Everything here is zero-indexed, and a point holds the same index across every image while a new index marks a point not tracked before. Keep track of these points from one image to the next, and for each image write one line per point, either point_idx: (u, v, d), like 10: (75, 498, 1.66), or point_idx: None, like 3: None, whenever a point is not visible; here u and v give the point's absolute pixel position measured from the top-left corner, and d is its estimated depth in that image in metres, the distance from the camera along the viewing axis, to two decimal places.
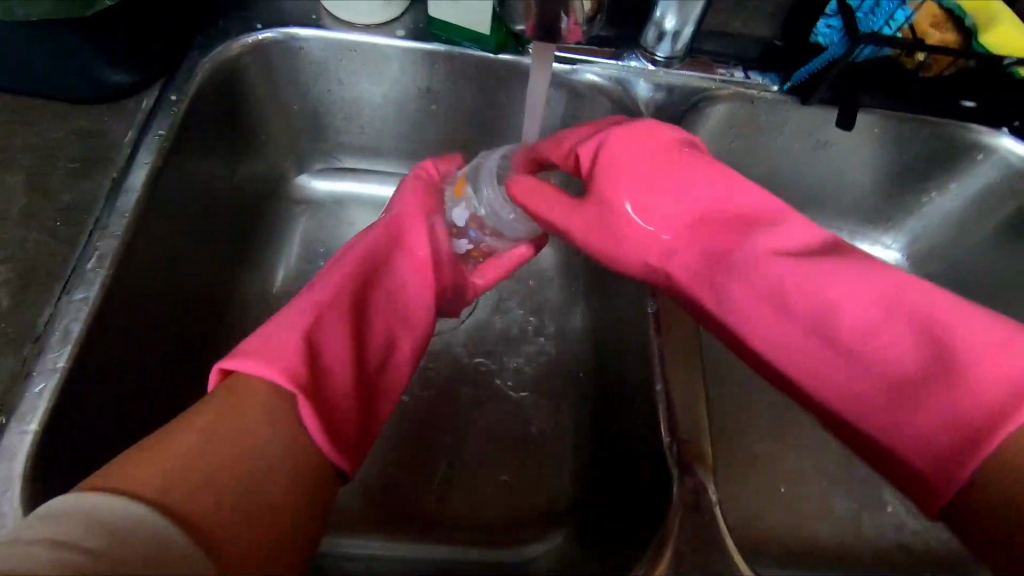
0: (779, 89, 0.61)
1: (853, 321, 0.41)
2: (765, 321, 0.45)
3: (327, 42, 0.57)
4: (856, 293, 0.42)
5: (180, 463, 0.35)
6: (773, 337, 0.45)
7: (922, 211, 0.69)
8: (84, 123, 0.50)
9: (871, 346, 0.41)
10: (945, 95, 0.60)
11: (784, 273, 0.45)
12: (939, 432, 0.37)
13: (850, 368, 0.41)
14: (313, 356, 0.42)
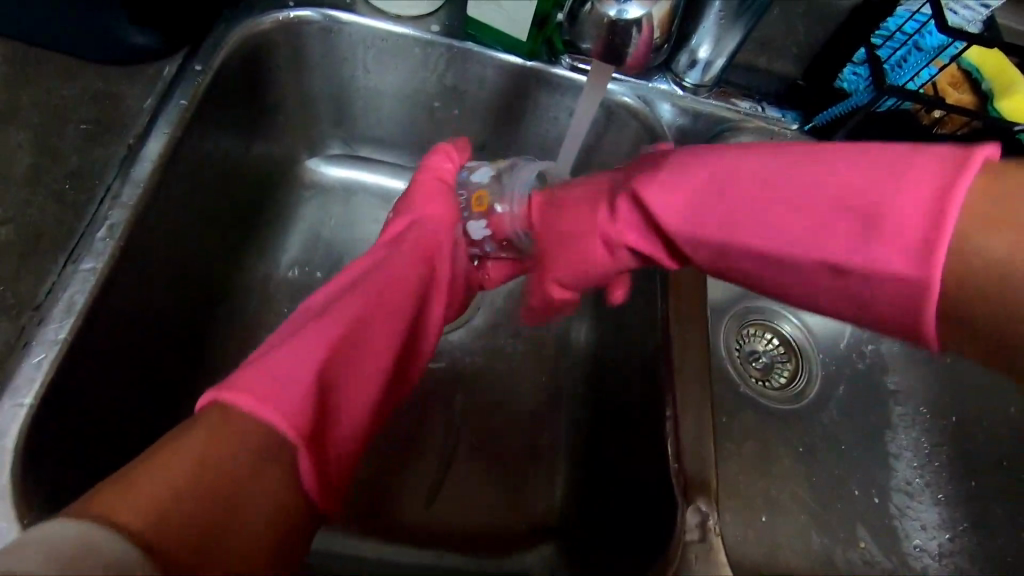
0: (798, 128, 0.62)
1: (769, 208, 0.36)
2: (696, 230, 0.39)
3: (359, 28, 0.56)
4: (752, 185, 0.37)
5: (170, 498, 0.31)
6: (699, 245, 0.40)
7: None
8: (100, 84, 0.47)
9: (794, 216, 0.35)
10: None
11: (698, 205, 0.39)
12: (896, 282, 0.32)
13: (787, 248, 0.35)
14: (318, 409, 0.38)
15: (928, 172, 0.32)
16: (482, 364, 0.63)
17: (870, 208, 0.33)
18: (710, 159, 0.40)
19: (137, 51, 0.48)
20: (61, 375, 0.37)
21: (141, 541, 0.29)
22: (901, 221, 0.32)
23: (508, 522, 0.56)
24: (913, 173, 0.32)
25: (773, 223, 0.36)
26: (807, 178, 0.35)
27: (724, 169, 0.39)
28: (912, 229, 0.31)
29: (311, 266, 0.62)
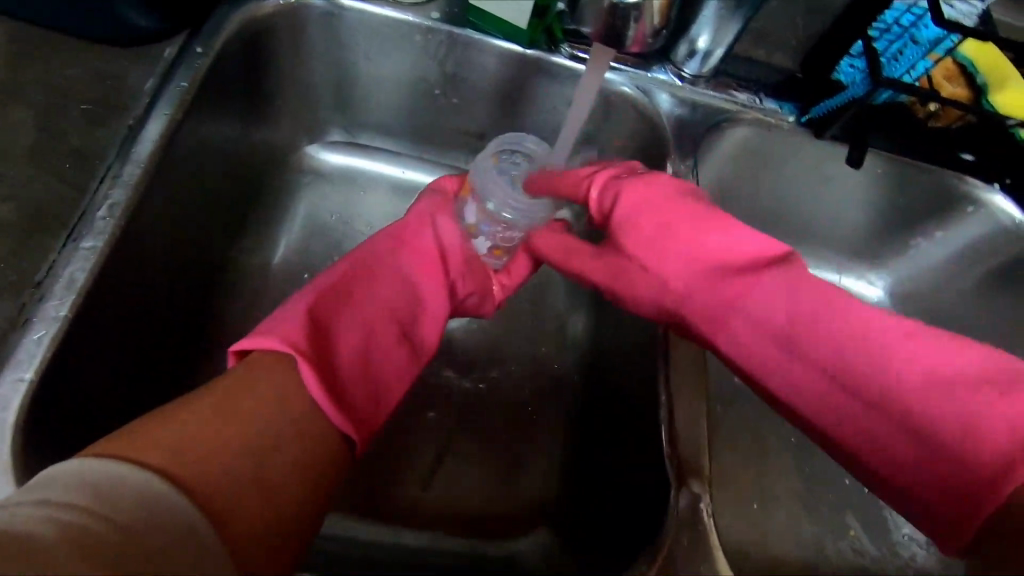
0: (795, 120, 0.63)
1: (752, 311, 0.44)
2: (767, 359, 0.43)
3: (359, 14, 0.56)
4: (803, 323, 0.42)
5: (193, 441, 0.37)
6: (760, 363, 0.44)
7: (910, 254, 0.73)
8: (100, 64, 0.48)
9: (885, 381, 0.39)
10: (946, 146, 0.64)
11: (779, 323, 0.43)
12: (948, 434, 0.36)
13: (868, 408, 0.39)
14: (314, 338, 0.46)
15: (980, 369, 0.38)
16: (479, 353, 0.63)
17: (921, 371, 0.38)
18: (729, 268, 0.47)
19: (138, 32, 0.48)
20: (62, 351, 0.38)
21: (167, 471, 0.34)
22: (918, 377, 0.38)
23: (502, 508, 0.57)
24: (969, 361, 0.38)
25: (821, 351, 0.41)
26: (848, 319, 0.41)
27: (766, 286, 0.44)
28: (993, 425, 0.35)
29: (309, 252, 0.63)
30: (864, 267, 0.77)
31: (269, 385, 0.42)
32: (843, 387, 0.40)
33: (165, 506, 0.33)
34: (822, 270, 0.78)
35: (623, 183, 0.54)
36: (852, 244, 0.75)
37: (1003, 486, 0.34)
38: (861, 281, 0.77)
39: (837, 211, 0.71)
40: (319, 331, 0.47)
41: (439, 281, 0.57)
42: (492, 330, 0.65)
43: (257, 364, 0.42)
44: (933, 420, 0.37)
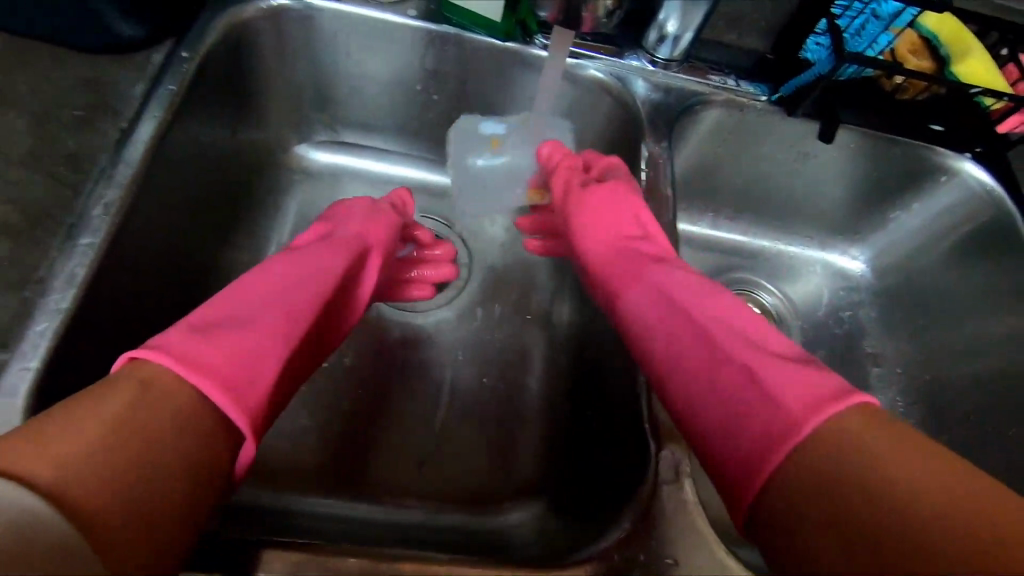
0: (766, 99, 0.64)
1: (663, 284, 0.47)
2: (662, 316, 0.45)
3: (338, 14, 0.58)
4: (697, 292, 0.45)
5: (84, 451, 0.30)
6: (657, 319, 0.45)
7: (889, 227, 0.75)
8: (93, 71, 0.50)
9: (750, 345, 0.40)
10: (916, 119, 0.65)
11: (660, 308, 0.46)
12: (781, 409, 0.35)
13: (731, 365, 0.39)
14: (248, 373, 0.37)
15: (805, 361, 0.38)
16: (469, 339, 0.66)
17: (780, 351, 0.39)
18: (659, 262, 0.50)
19: (127, 41, 0.50)
20: (65, 341, 0.40)
21: (51, 491, 0.28)
22: (778, 359, 0.38)
23: (496, 485, 0.59)
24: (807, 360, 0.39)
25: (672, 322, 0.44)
26: (729, 313, 0.42)
27: (654, 274, 0.48)
28: (783, 400, 0.35)
29: None
30: (845, 242, 0.79)
31: (166, 397, 0.33)
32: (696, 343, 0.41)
33: (38, 538, 0.26)
34: (801, 248, 0.81)
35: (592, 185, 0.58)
36: (832, 219, 0.77)
37: (789, 452, 0.33)
38: (842, 256, 0.80)
39: (814, 188, 0.73)
40: (215, 336, 0.38)
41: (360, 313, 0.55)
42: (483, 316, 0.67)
43: (144, 373, 0.34)
44: (713, 409, 0.38)
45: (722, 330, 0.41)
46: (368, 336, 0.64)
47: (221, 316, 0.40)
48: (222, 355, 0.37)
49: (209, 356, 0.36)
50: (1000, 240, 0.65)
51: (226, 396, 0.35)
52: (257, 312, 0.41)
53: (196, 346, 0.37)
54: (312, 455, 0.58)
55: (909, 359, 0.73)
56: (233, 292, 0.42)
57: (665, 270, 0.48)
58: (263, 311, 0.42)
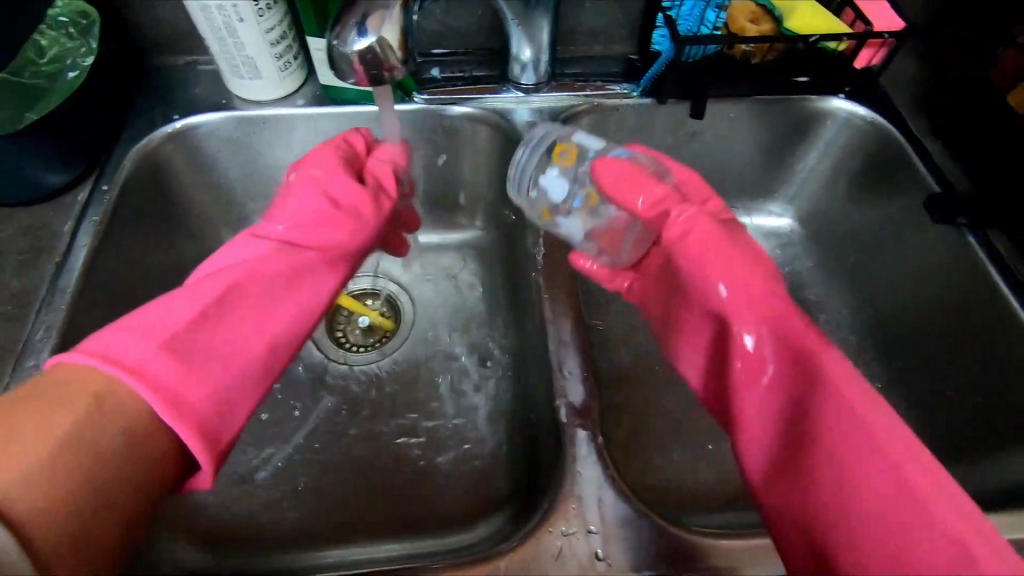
0: (637, 94, 0.70)
1: (769, 381, 0.47)
2: (767, 419, 0.47)
3: (237, 120, 0.66)
4: (823, 400, 0.44)
5: (40, 478, 0.36)
6: (784, 415, 0.46)
7: (796, 178, 0.78)
8: (29, 220, 0.57)
9: (874, 477, 0.41)
10: (780, 76, 0.70)
11: (777, 396, 0.47)
12: (924, 550, 0.37)
13: (832, 477, 0.42)
14: (213, 410, 0.44)
15: (889, 485, 0.40)
16: (422, 376, 0.71)
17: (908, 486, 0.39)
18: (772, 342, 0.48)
19: (53, 187, 0.58)
20: None
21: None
22: (873, 484, 0.40)
23: (464, 507, 0.62)
24: (904, 461, 0.41)
25: (765, 433, 0.47)
26: (851, 415, 0.43)
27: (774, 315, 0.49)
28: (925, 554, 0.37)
29: None
30: (764, 202, 0.82)
31: (112, 425, 0.39)
32: (774, 388, 0.47)
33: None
34: (728, 218, 0.84)
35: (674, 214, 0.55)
36: (744, 184, 0.81)
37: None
38: (766, 215, 0.83)
39: (717, 159, 0.77)
40: (194, 363, 0.45)
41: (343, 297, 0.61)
42: (432, 353, 0.72)
43: (97, 396, 0.40)
44: (857, 523, 0.40)
45: (861, 433, 0.42)
46: (328, 395, 0.69)
47: (196, 338, 0.46)
48: (201, 388, 0.44)
49: (191, 387, 0.44)
50: (892, 163, 0.68)
51: (200, 432, 0.43)
52: (246, 340, 0.49)
53: (173, 372, 0.43)
54: (287, 517, 0.61)
55: (850, 296, 0.75)
56: (209, 316, 0.48)
57: (742, 362, 0.48)
58: (241, 338, 0.49)
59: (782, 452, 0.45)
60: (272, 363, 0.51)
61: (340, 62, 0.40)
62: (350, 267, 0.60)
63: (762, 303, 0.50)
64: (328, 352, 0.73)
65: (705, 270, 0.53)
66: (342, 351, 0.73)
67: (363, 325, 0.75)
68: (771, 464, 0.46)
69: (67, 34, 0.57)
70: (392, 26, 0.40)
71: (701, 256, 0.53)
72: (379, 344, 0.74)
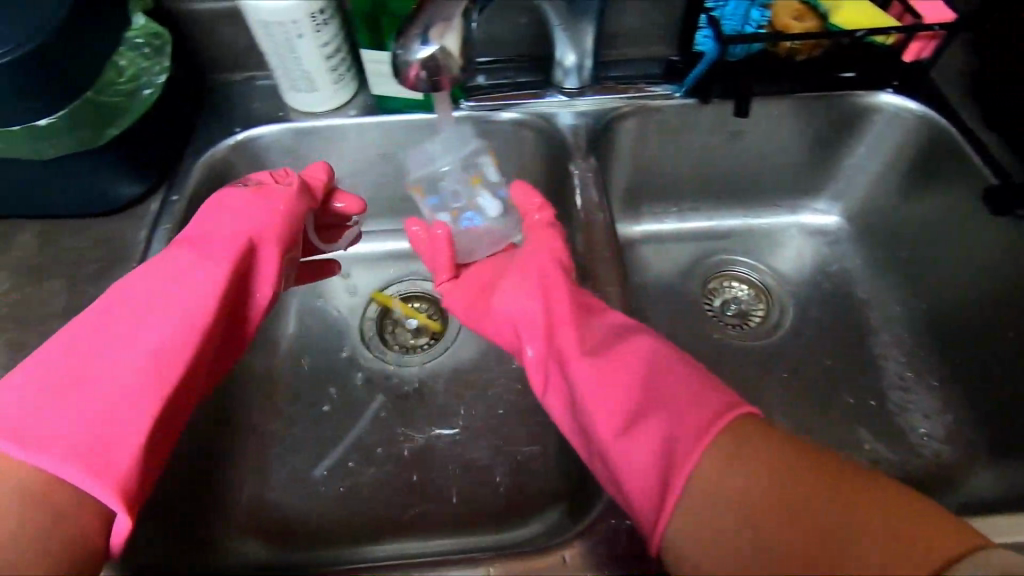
0: (680, 95, 0.70)
1: (568, 357, 0.52)
2: (582, 394, 0.49)
3: (294, 131, 0.69)
4: (596, 364, 0.51)
5: None
6: (585, 386, 0.49)
7: (843, 174, 0.78)
8: (107, 230, 0.61)
9: (645, 425, 0.44)
10: (826, 72, 0.69)
11: (580, 358, 0.51)
12: (703, 448, 0.40)
13: (634, 443, 0.44)
14: (99, 433, 0.44)
15: (680, 413, 0.43)
16: (471, 376, 0.72)
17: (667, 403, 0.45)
18: (561, 334, 0.55)
19: (128, 198, 0.61)
20: None
21: None
22: (653, 426, 0.44)
23: (516, 502, 0.63)
24: (683, 399, 0.44)
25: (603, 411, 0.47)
26: (620, 379, 0.48)
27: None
28: (709, 431, 0.41)
29: (307, 350, 0.75)
30: (811, 200, 0.82)
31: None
32: (581, 392, 0.50)
33: None
34: (772, 216, 0.83)
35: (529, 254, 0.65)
36: (789, 181, 0.80)
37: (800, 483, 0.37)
38: (811, 213, 0.82)
39: (761, 157, 0.77)
40: (69, 399, 0.45)
41: (270, 292, 0.62)
42: (480, 354, 0.74)
43: None
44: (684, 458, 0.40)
45: (664, 386, 0.46)
46: (381, 394, 0.71)
47: (82, 371, 0.47)
48: (78, 420, 0.44)
49: (57, 424, 0.43)
50: (944, 156, 0.67)
51: (84, 462, 0.42)
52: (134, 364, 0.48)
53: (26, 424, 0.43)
54: (345, 511, 0.63)
55: (902, 292, 0.74)
56: (88, 349, 0.48)
57: (577, 330, 0.54)
58: (123, 360, 0.48)
59: (648, 443, 0.44)
60: (165, 375, 0.49)
61: (403, 67, 0.42)
62: (242, 258, 0.60)
63: (587, 330, 0.55)
64: (380, 353, 0.75)
65: (512, 280, 0.62)
66: (393, 353, 0.75)
67: (413, 327, 0.77)
68: (624, 430, 0.45)
69: (145, 54, 0.60)
70: (453, 33, 0.41)
71: (527, 256, 0.63)
72: (429, 345, 0.76)
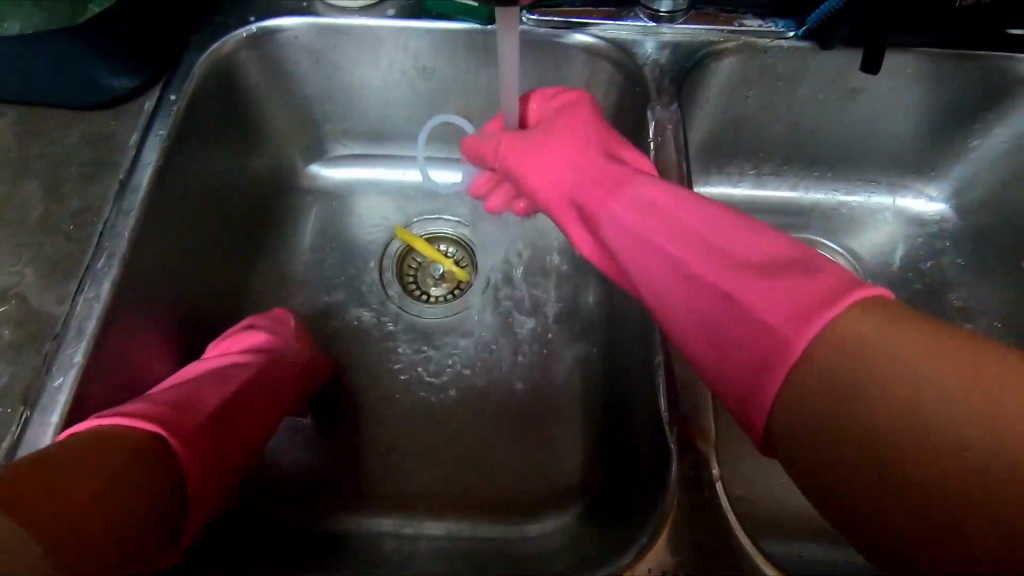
0: (794, 36, 0.56)
1: (688, 296, 0.37)
2: (703, 336, 0.36)
3: (317, 28, 0.57)
4: (720, 317, 0.35)
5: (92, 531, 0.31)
6: (703, 337, 0.36)
7: (970, 156, 0.64)
8: (92, 128, 0.53)
9: (735, 310, 0.34)
10: (985, 24, 0.56)
11: (703, 331, 0.36)
12: (739, 363, 0.34)
13: (742, 328, 0.34)
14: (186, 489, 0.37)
15: (752, 302, 0.34)
16: (493, 333, 0.63)
17: (741, 308, 0.34)
18: (659, 264, 0.39)
19: (119, 92, 0.52)
20: (81, 393, 0.42)
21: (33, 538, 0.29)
22: (738, 313, 0.34)
23: (530, 494, 0.55)
24: (743, 307, 0.34)
25: (716, 317, 0.36)
26: (764, 298, 0.33)
27: (631, 187, 0.43)
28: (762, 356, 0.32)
29: (313, 282, 0.64)
30: (918, 181, 0.68)
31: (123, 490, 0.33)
32: (663, 261, 0.39)
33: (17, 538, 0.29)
34: (869, 195, 0.70)
35: (552, 127, 0.52)
36: (896, 158, 0.66)
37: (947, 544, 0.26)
38: (917, 198, 0.68)
39: (875, 124, 0.63)
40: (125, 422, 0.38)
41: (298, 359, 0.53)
42: (504, 316, 0.63)
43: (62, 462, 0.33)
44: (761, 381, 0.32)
45: (719, 312, 0.35)
46: (389, 349, 0.62)
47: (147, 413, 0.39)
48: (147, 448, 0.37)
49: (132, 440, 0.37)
50: None
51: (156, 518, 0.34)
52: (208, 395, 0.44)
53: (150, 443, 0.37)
54: (342, 475, 0.56)
55: (1010, 308, 0.62)
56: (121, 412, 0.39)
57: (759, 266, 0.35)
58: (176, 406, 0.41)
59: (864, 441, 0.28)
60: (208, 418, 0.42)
61: None
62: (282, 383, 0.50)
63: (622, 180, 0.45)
64: (398, 300, 0.64)
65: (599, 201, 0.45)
66: (414, 303, 0.64)
67: (436, 276, 0.66)
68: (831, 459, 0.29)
69: None
70: None
71: (561, 154, 0.50)
72: (448, 298, 0.65)
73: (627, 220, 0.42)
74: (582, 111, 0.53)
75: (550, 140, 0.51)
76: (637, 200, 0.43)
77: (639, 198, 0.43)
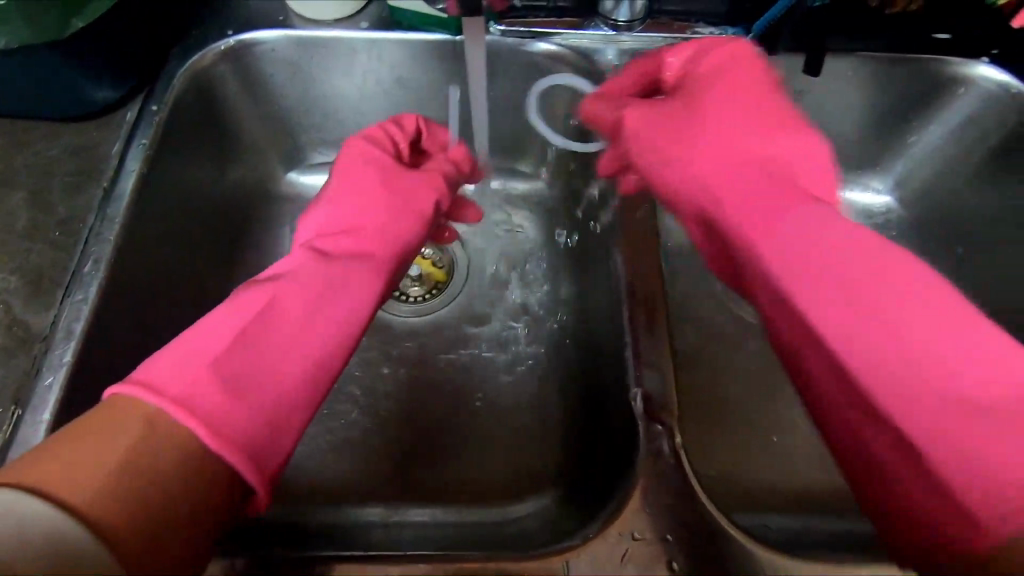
0: (743, 42, 0.60)
1: (851, 341, 0.39)
2: (869, 349, 0.38)
3: (294, 40, 0.60)
4: (889, 360, 0.37)
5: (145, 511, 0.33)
6: (875, 368, 0.38)
7: (910, 150, 0.69)
8: (76, 139, 0.54)
9: (925, 365, 0.36)
10: (916, 30, 0.60)
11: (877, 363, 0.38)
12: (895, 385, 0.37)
13: (907, 370, 0.37)
14: (276, 418, 0.40)
15: (995, 366, 0.36)
16: (471, 328, 0.65)
17: (912, 352, 0.37)
18: (830, 309, 0.40)
19: (101, 104, 0.54)
20: (71, 393, 0.44)
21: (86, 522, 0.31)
22: (867, 352, 0.38)
23: (510, 480, 0.57)
24: (976, 374, 0.36)
25: (864, 348, 0.38)
26: (968, 364, 0.36)
27: (803, 214, 0.44)
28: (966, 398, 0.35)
29: None
30: (866, 175, 0.72)
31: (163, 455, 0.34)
32: (850, 301, 0.39)
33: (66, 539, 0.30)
34: None
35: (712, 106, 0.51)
36: (845, 154, 0.71)
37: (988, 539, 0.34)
38: (866, 192, 0.73)
39: (823, 123, 0.68)
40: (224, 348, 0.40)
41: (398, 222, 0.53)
42: (481, 312, 0.66)
43: (127, 421, 0.35)
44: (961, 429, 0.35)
45: (878, 364, 0.38)
46: (371, 347, 0.64)
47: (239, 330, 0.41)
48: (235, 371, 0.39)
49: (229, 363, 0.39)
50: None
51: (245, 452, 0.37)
52: (291, 295, 0.45)
53: (240, 341, 0.41)
54: (329, 468, 0.58)
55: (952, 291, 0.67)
56: (212, 330, 0.41)
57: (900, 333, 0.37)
58: (263, 326, 0.42)
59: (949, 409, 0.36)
60: (286, 332, 0.43)
61: None
62: (388, 271, 0.51)
63: (799, 214, 0.44)
64: None
65: (766, 224, 0.45)
66: (393, 303, 0.67)
67: (414, 276, 0.68)
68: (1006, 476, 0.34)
69: None
70: None
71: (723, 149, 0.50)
72: (427, 297, 0.67)
73: (787, 255, 0.43)
74: (735, 71, 0.52)
75: (698, 147, 0.50)
76: (810, 239, 0.43)
77: (842, 243, 0.41)
